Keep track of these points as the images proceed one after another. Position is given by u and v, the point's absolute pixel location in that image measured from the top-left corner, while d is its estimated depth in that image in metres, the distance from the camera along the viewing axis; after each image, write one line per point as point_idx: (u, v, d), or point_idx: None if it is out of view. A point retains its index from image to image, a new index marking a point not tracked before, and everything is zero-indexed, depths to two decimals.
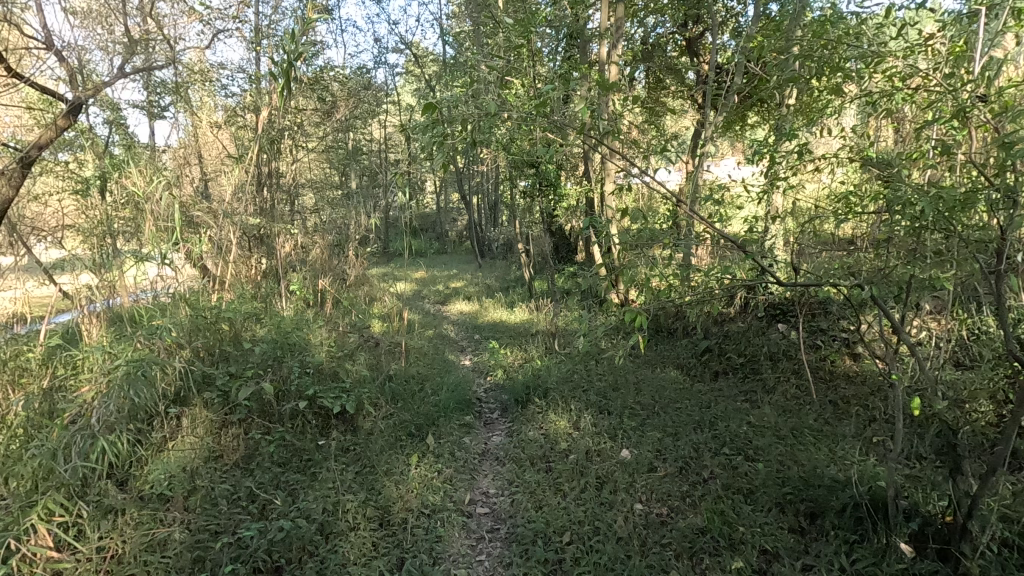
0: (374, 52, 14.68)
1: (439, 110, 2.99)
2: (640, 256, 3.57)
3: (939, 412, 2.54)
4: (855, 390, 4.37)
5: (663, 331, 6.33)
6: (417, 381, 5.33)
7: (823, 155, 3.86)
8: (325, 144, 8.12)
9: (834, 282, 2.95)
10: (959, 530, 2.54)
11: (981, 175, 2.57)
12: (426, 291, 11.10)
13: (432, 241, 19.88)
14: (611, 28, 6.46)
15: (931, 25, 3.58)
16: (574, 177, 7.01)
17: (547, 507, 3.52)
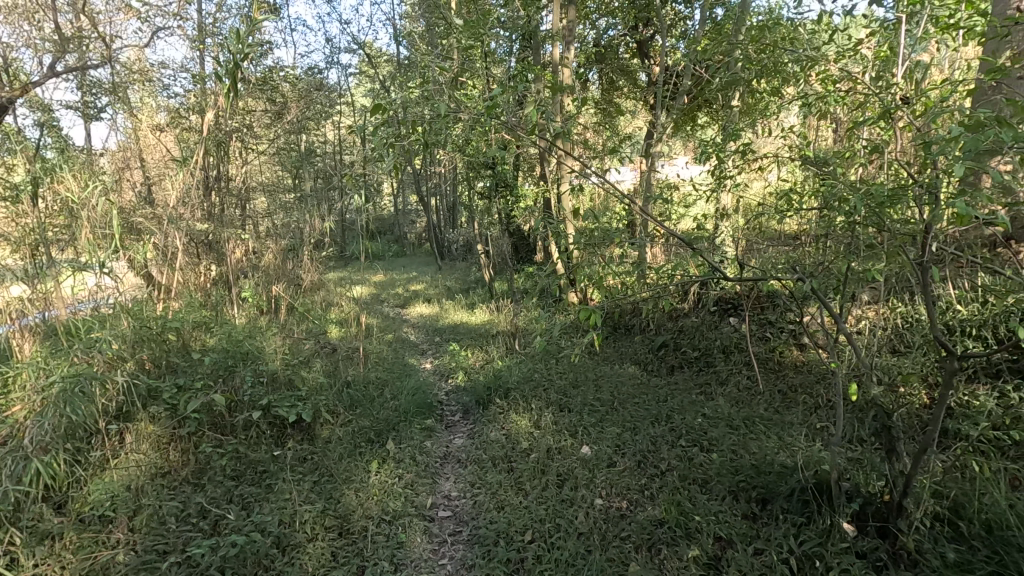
0: (326, 53, 14.40)
1: (390, 111, 2.96)
2: (596, 255, 3.63)
3: (875, 397, 2.68)
4: (802, 379, 4.56)
5: (621, 328, 6.45)
6: (377, 386, 5.25)
7: (766, 155, 4.02)
8: (277, 146, 7.91)
9: (778, 277, 3.07)
10: (896, 508, 2.68)
11: (907, 173, 2.73)
12: (384, 295, 10.95)
13: (390, 244, 19.64)
14: (563, 29, 6.53)
15: (862, 30, 3.77)
16: (531, 178, 7.05)
17: (509, 507, 3.53)
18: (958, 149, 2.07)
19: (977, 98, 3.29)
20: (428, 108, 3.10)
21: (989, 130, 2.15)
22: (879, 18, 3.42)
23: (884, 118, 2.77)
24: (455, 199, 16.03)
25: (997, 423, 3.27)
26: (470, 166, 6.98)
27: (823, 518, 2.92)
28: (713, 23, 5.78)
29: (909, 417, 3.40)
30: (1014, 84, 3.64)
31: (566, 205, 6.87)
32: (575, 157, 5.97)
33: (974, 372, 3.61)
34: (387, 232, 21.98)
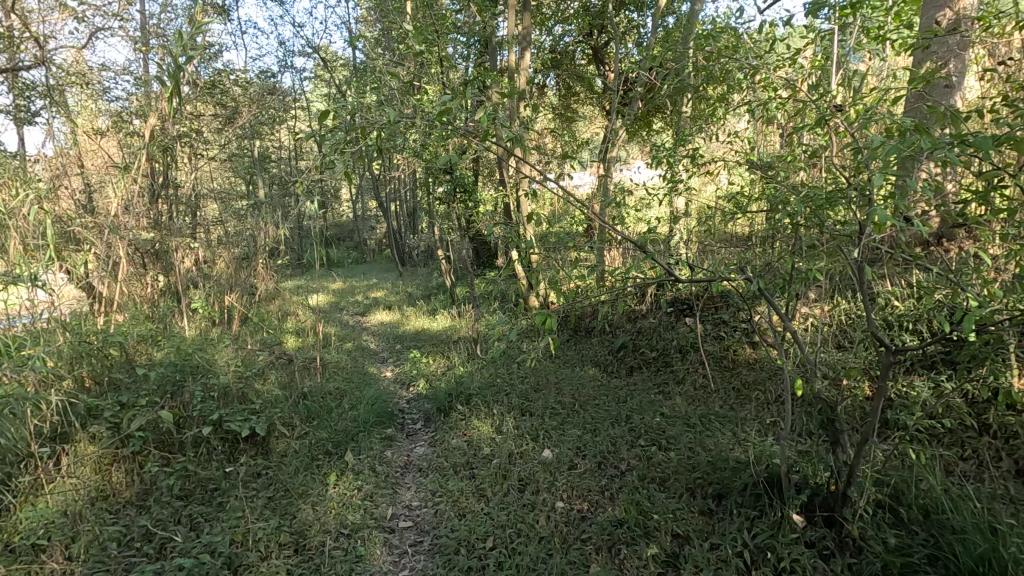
0: (278, 56, 14.03)
1: (342, 117, 2.91)
2: (554, 260, 3.64)
3: (820, 391, 2.78)
4: (754, 376, 4.69)
5: (581, 331, 6.51)
6: (335, 397, 5.12)
7: (715, 160, 4.14)
8: (227, 151, 7.65)
9: (727, 277, 3.16)
10: (842, 497, 2.78)
11: (843, 176, 2.86)
12: (343, 303, 10.73)
13: (349, 252, 19.30)
14: (519, 35, 6.57)
15: (802, 40, 3.92)
16: (490, 182, 7.05)
17: (471, 514, 3.50)
18: (883, 155, 2.19)
19: (906, 106, 3.48)
20: (382, 114, 3.05)
21: (912, 137, 2.28)
22: (815, 28, 3.57)
23: (820, 125, 2.89)
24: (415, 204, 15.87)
25: (932, 412, 3.45)
26: (428, 171, 6.91)
27: (774, 510, 3.01)
28: (664, 31, 5.91)
29: (852, 409, 3.54)
30: (939, 93, 3.86)
31: (525, 210, 6.89)
32: (533, 162, 6.00)
33: (911, 365, 3.80)
34: (347, 239, 21.61)
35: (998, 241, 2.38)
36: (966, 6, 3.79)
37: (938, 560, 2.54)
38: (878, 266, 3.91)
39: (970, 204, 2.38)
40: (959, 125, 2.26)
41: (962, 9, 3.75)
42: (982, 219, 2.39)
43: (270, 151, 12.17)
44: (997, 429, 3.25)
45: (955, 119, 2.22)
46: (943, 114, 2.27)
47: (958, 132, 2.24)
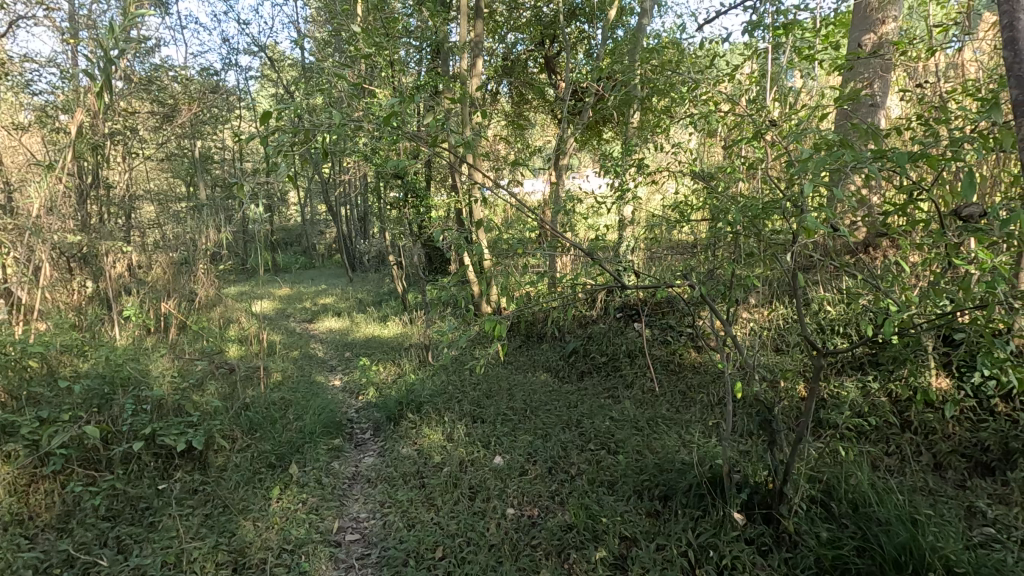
0: (223, 54, 13.48)
1: (286, 119, 2.81)
2: (506, 266, 3.64)
3: (759, 393, 2.89)
4: (699, 379, 4.84)
5: (533, 337, 6.54)
6: (279, 407, 4.93)
7: (662, 169, 4.26)
8: (163, 151, 7.27)
9: (673, 283, 3.25)
10: (779, 494, 2.90)
11: (778, 187, 3.00)
12: (290, 310, 10.38)
13: (297, 257, 18.73)
14: (472, 41, 6.55)
15: (742, 56, 4.09)
16: (443, 188, 6.99)
17: (420, 524, 3.44)
18: (813, 168, 2.32)
19: (835, 122, 3.69)
20: (329, 116, 2.97)
21: (840, 152, 2.42)
22: (753, 47, 3.74)
23: (756, 138, 3.03)
24: (366, 209, 15.56)
25: (860, 411, 3.65)
26: (379, 176, 6.79)
27: (716, 509, 3.11)
28: (613, 43, 6.03)
29: (789, 409, 3.71)
30: (865, 111, 4.11)
31: (478, 216, 6.86)
32: (485, 168, 5.99)
33: (842, 366, 4.02)
34: (295, 244, 20.97)
35: (914, 249, 2.55)
36: (888, 31, 4.06)
37: (866, 551, 2.65)
38: (811, 273, 4.12)
39: (889, 216, 2.54)
40: (879, 141, 2.42)
41: (885, 34, 4.01)
42: (901, 229, 2.55)
43: (212, 151, 11.65)
44: (917, 426, 3.48)
45: (877, 136, 2.37)
46: (865, 131, 2.42)
47: (879, 148, 2.40)
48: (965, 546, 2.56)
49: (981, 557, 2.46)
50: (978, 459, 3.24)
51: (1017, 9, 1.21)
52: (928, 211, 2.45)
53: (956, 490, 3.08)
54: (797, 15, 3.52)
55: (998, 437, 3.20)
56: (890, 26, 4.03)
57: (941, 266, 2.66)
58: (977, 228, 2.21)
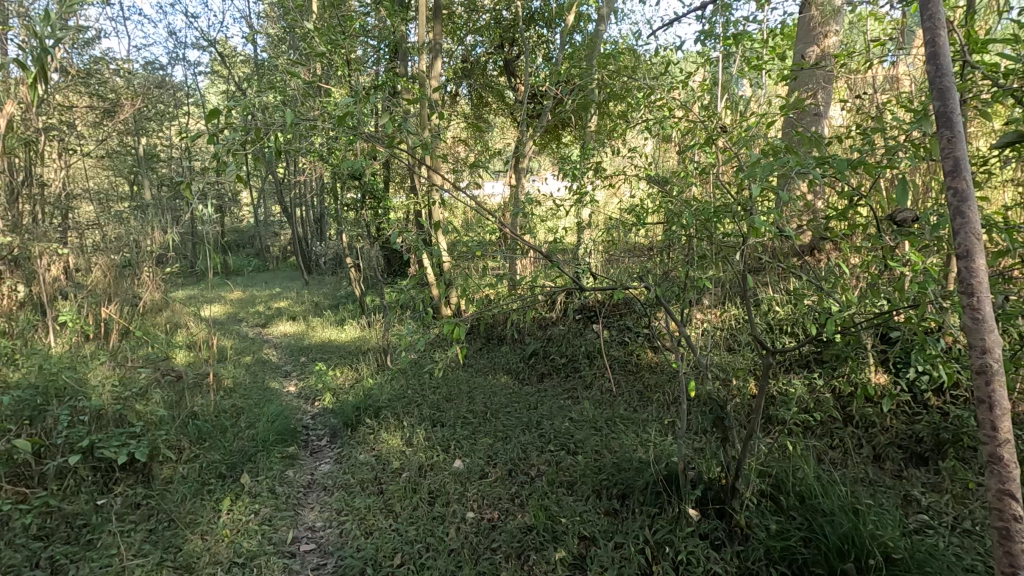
0: (169, 48, 12.92)
1: (236, 117, 2.71)
2: (465, 269, 3.62)
3: (712, 391, 2.97)
4: (655, 379, 4.94)
5: (493, 339, 6.53)
6: (230, 415, 4.74)
7: (618, 173, 4.33)
8: (104, 148, 6.90)
9: (630, 285, 3.30)
10: (731, 489, 2.98)
11: (729, 192, 3.09)
12: (242, 314, 10.05)
13: (249, 259, 18.15)
14: (431, 42, 6.50)
15: (693, 63, 4.19)
16: (401, 189, 6.90)
17: (378, 532, 3.38)
18: (761, 173, 2.41)
19: (782, 130, 3.86)
20: (282, 115, 2.88)
21: (786, 158, 2.51)
22: (704, 55, 3.86)
23: (707, 144, 3.12)
24: (323, 210, 15.22)
25: (806, 407, 3.81)
26: (335, 176, 6.66)
27: (672, 506, 3.17)
28: (571, 48, 6.11)
29: (740, 407, 3.83)
30: (809, 120, 4.32)
31: (437, 218, 6.81)
32: (444, 170, 5.94)
33: (789, 364, 4.19)
34: (247, 246, 20.33)
35: (852, 252, 2.68)
36: (829, 44, 4.30)
37: (812, 541, 2.76)
38: (761, 275, 4.28)
39: (830, 219, 2.67)
40: (822, 148, 2.53)
41: (827, 47, 4.23)
42: (842, 233, 2.68)
43: (158, 149, 11.16)
44: (859, 420, 3.66)
45: (820, 144, 2.47)
46: (808, 138, 2.53)
47: (821, 155, 2.50)
48: (902, 532, 2.69)
49: (916, 542, 2.60)
50: (913, 449, 3.43)
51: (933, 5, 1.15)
52: (864, 216, 2.58)
53: (894, 480, 3.25)
54: (746, 27, 3.64)
55: (930, 428, 3.40)
56: (830, 40, 4.27)
57: (876, 268, 2.81)
58: (910, 232, 2.34)
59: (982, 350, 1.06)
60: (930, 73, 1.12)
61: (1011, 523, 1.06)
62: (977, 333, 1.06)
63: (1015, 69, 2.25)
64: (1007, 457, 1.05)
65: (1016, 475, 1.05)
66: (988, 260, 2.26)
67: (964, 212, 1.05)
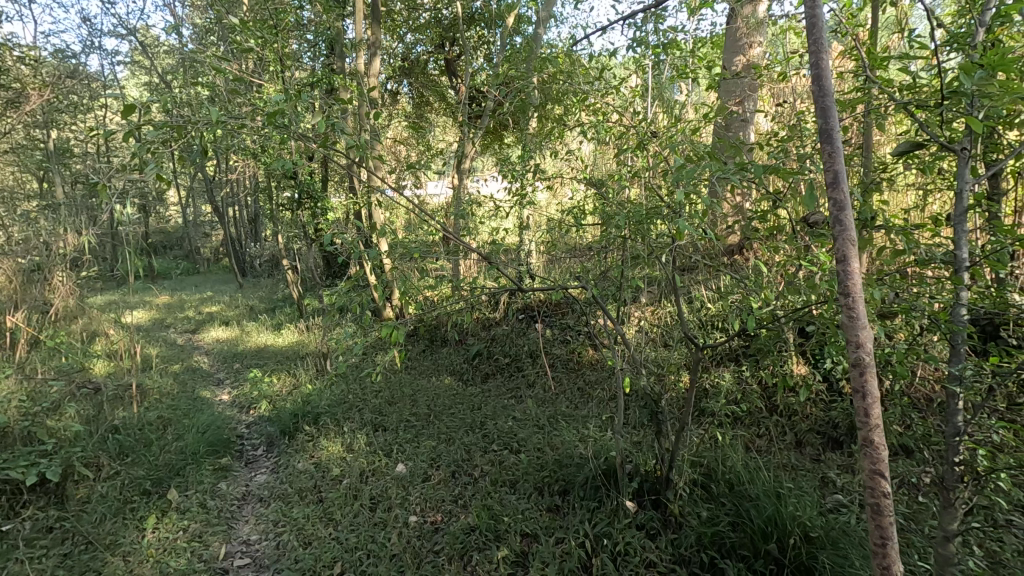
0: (83, 36, 12.02)
1: (153, 115, 2.56)
2: (404, 271, 3.56)
3: (646, 387, 3.08)
4: (596, 376, 5.06)
5: (436, 340, 6.47)
6: (156, 427, 4.48)
7: (558, 175, 4.41)
8: (8, 142, 6.36)
9: (568, 285, 3.37)
10: (666, 481, 3.11)
11: (659, 195, 3.20)
12: (170, 319, 9.49)
13: (178, 262, 17.18)
14: (368, 39, 6.36)
15: (628, 69, 4.31)
16: (340, 188, 6.71)
17: (317, 541, 3.29)
18: (686, 179, 2.53)
19: (710, 135, 4.06)
20: (206, 112, 2.75)
21: (710, 164, 2.64)
22: (638, 62, 3.98)
23: (639, 148, 3.23)
24: (258, 209, 14.59)
25: (735, 398, 4.02)
26: (269, 175, 6.41)
27: (611, 499, 3.27)
28: (510, 50, 6.14)
29: (675, 401, 3.99)
30: (736, 125, 4.56)
31: (378, 218, 6.68)
32: (384, 169, 5.83)
33: (720, 358, 4.39)
34: (175, 247, 19.23)
35: (771, 251, 2.86)
36: (754, 54, 4.62)
37: (739, 525, 2.91)
38: (694, 274, 4.46)
39: (751, 221, 2.83)
40: (742, 155, 2.67)
41: (751, 57, 4.49)
42: (763, 234, 2.84)
43: (71, 145, 10.35)
44: (782, 409, 3.89)
45: (740, 150, 2.61)
46: (729, 145, 2.67)
47: (741, 161, 2.64)
48: (819, 512, 2.89)
49: (831, 521, 2.80)
50: (830, 434, 3.69)
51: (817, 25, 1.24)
52: (780, 218, 2.76)
53: (813, 464, 3.48)
54: (675, 36, 3.78)
55: (845, 414, 3.66)
56: (754, 51, 4.55)
57: (793, 266, 3.01)
58: (819, 233, 2.52)
59: (856, 345, 1.17)
60: (813, 93, 1.21)
61: (880, 500, 1.18)
62: (851, 329, 1.16)
63: (908, 84, 2.47)
64: (877, 440, 1.17)
65: (885, 456, 1.16)
66: (886, 259, 2.47)
67: (841, 221, 1.15)
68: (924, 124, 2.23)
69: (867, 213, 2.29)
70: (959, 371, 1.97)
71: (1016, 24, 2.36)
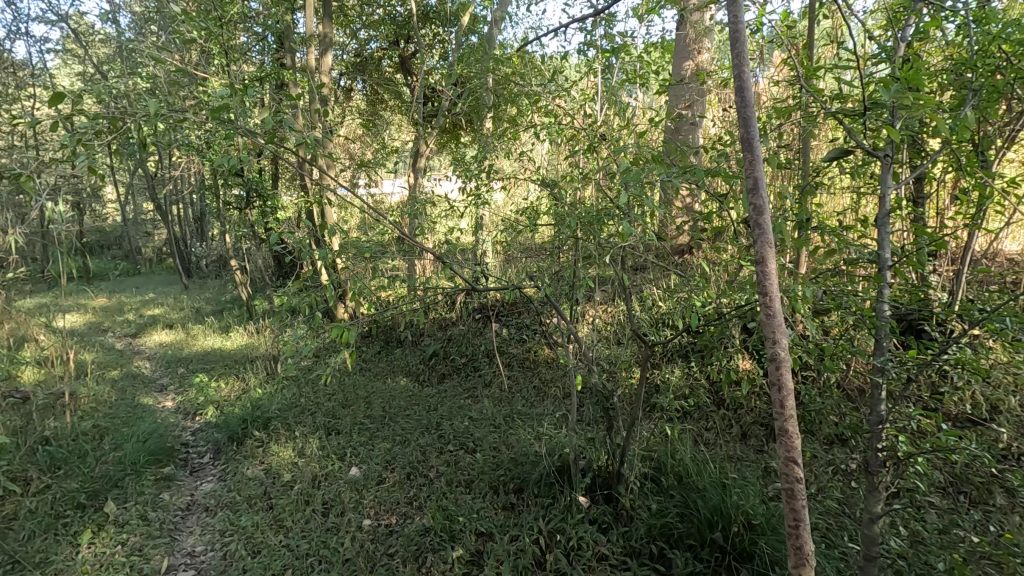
0: (9, 21, 11.24)
1: (85, 107, 2.43)
2: (356, 271, 3.51)
3: (597, 385, 3.14)
4: (552, 374, 5.11)
5: (392, 341, 6.39)
6: (91, 437, 4.25)
7: (512, 176, 4.43)
8: None
9: (522, 284, 3.39)
10: (617, 475, 3.18)
11: (609, 197, 3.26)
12: (108, 323, 8.99)
13: (117, 263, 16.29)
14: (320, 34, 6.22)
15: (581, 72, 4.37)
16: (290, 186, 6.52)
17: (267, 549, 3.21)
18: (634, 181, 2.60)
19: (660, 138, 4.19)
20: (144, 106, 2.64)
21: (655, 168, 2.72)
22: (590, 64, 4.04)
23: (591, 149, 3.29)
24: (203, 207, 13.97)
25: (684, 393, 4.15)
26: (215, 172, 6.17)
27: (564, 495, 3.33)
28: (465, 48, 6.11)
29: (626, 397, 4.08)
30: (685, 128, 4.70)
31: (331, 217, 6.54)
32: (336, 167, 5.71)
33: (670, 354, 4.52)
34: (113, 247, 18.21)
35: (715, 250, 2.97)
36: (701, 60, 4.75)
37: (687, 516, 3.01)
38: (645, 273, 4.57)
39: (697, 222, 2.93)
40: (687, 159, 2.76)
41: (699, 63, 4.66)
42: (708, 235, 2.95)
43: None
44: (729, 403, 4.04)
45: (684, 154, 2.70)
46: (675, 149, 2.75)
47: (685, 165, 2.73)
48: (761, 501, 3.02)
49: (772, 508, 2.93)
50: (772, 426, 3.87)
51: (742, 39, 1.29)
52: (722, 219, 2.88)
53: (757, 455, 3.63)
54: (626, 40, 3.85)
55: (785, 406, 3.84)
56: (702, 57, 4.72)
57: (736, 265, 3.13)
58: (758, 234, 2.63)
59: (773, 341, 1.24)
60: (736, 105, 1.27)
61: (795, 485, 1.25)
62: (768, 327, 1.24)
63: (839, 93, 2.62)
64: (792, 430, 1.24)
65: (798, 444, 1.24)
66: (820, 259, 2.61)
67: (759, 226, 1.22)
68: (852, 132, 2.37)
69: (801, 214, 2.42)
70: (883, 363, 2.10)
71: (936, 40, 2.53)
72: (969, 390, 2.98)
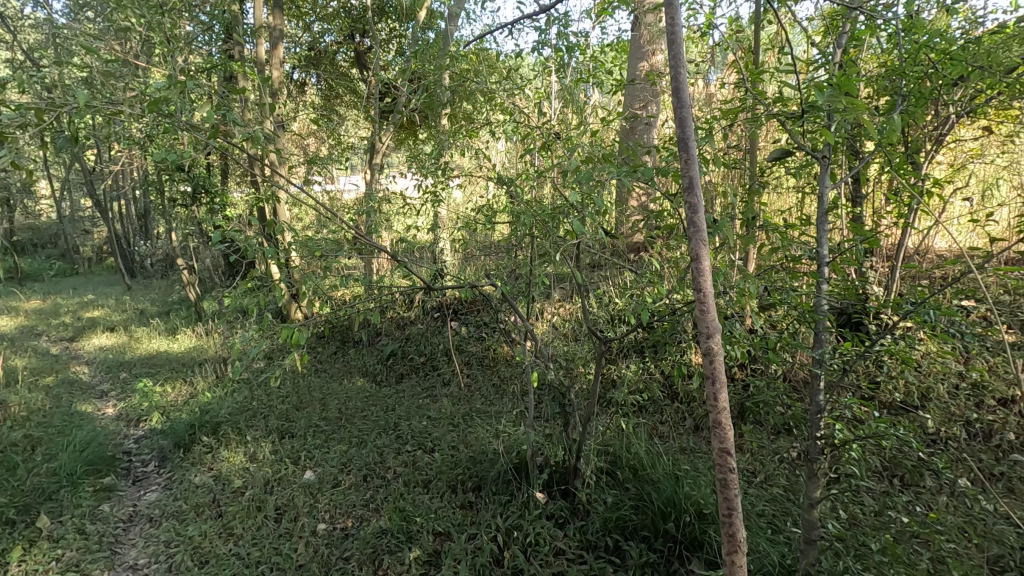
0: None
1: (6, 96, 2.27)
2: (308, 270, 3.41)
3: (553, 382, 3.16)
4: (511, 372, 5.11)
5: (348, 341, 6.25)
6: (22, 449, 4.00)
7: (469, 174, 4.39)
8: None
9: (479, 283, 3.38)
10: (574, 470, 3.22)
11: (565, 195, 3.28)
12: (41, 326, 8.45)
13: (51, 262, 15.32)
14: (269, 26, 6.01)
15: (537, 70, 4.37)
16: (239, 183, 6.28)
17: (215, 559, 3.10)
18: (588, 179, 2.63)
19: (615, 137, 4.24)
20: (73, 96, 2.48)
21: (609, 166, 2.75)
22: (546, 63, 4.05)
23: (547, 148, 3.30)
24: (147, 204, 13.29)
25: (639, 388, 4.23)
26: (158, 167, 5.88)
27: (522, 492, 3.34)
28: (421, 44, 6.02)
29: (584, 394, 4.13)
30: (640, 128, 4.77)
31: (283, 215, 6.35)
32: (287, 163, 5.53)
33: (626, 350, 4.59)
34: (47, 246, 17.14)
35: (667, 248, 3.04)
36: (655, 61, 4.83)
37: (641, 507, 3.07)
38: (601, 271, 4.62)
39: (649, 220, 2.99)
40: (639, 157, 2.81)
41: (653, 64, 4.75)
42: (661, 232, 3.00)
43: None
44: (682, 396, 4.13)
45: (636, 153, 2.74)
46: (627, 148, 2.80)
47: (637, 163, 2.78)
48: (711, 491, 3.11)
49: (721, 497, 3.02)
50: None
51: (679, 41, 1.32)
52: (672, 217, 2.94)
53: (708, 447, 3.73)
54: (581, 40, 3.88)
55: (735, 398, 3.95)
56: (656, 58, 4.80)
57: (687, 263, 3.20)
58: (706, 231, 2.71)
59: (708, 335, 1.28)
60: (673, 106, 1.30)
61: (728, 475, 1.29)
62: (703, 322, 1.28)
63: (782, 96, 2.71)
64: (725, 421, 1.29)
65: (731, 435, 1.28)
66: (765, 255, 2.70)
67: (694, 224, 1.25)
68: (793, 133, 2.46)
69: (746, 213, 2.50)
70: (821, 355, 2.20)
71: (870, 47, 2.65)
72: (903, 379, 3.14)
